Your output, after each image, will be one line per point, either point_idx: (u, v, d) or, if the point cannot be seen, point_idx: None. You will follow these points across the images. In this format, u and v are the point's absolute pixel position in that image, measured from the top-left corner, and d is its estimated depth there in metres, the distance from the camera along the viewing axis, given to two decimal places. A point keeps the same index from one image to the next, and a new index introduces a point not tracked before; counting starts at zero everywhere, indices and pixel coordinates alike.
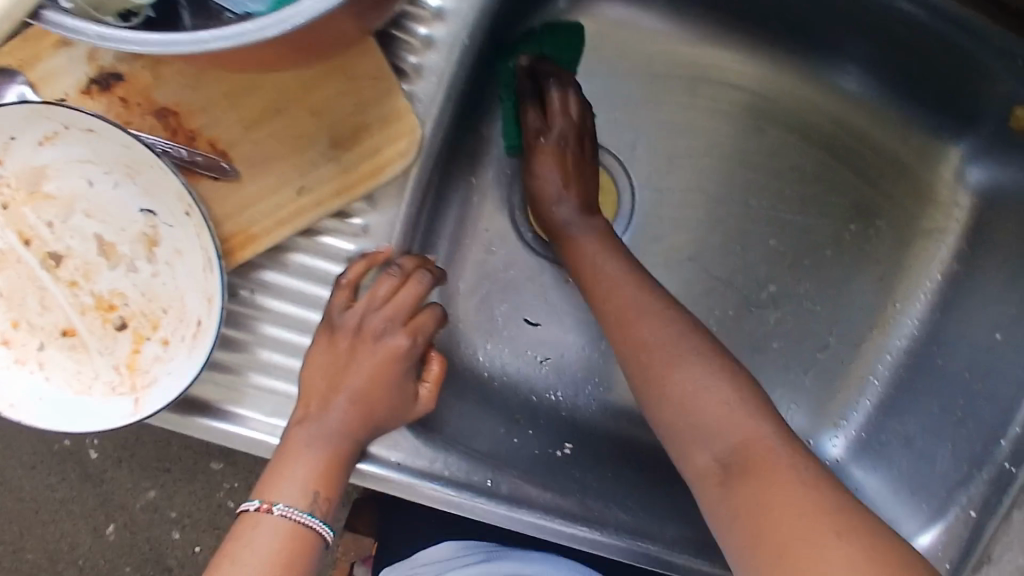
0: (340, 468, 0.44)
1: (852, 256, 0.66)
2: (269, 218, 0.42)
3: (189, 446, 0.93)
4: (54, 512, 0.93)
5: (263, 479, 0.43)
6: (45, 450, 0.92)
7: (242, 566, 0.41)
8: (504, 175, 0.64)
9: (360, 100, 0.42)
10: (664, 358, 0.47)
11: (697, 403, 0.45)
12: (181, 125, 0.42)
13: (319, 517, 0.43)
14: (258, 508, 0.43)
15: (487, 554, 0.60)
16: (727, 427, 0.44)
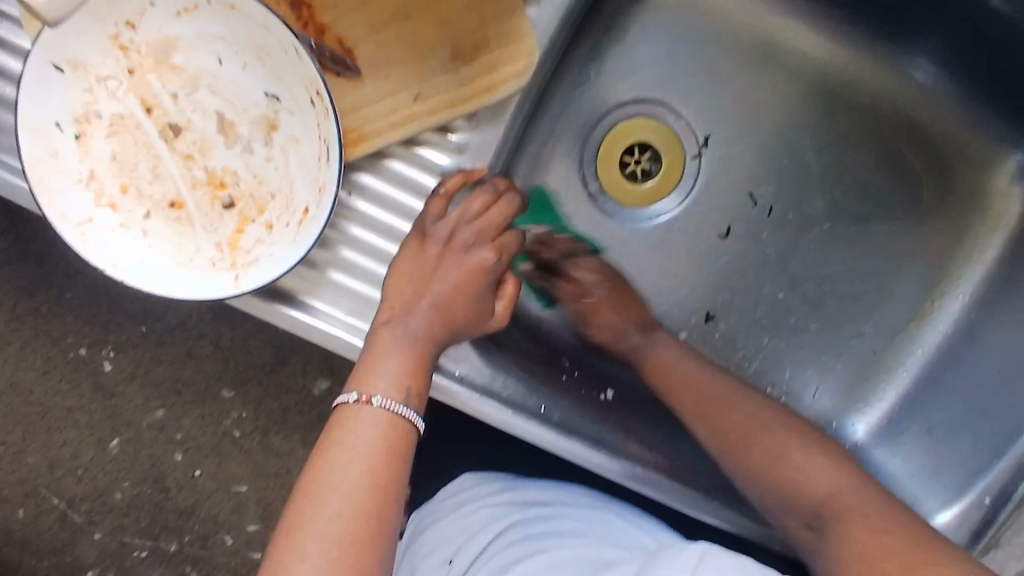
0: (424, 369, 0.46)
1: (899, 247, 0.68)
2: (382, 119, 0.44)
3: (202, 369, 0.90)
4: (61, 419, 0.90)
5: (355, 374, 0.45)
6: (59, 358, 0.89)
7: (350, 449, 0.43)
8: (578, 125, 0.66)
9: (483, 18, 0.44)
10: (768, 432, 0.55)
11: (805, 482, 0.52)
12: (313, 17, 0.43)
13: (412, 409, 0.45)
14: (358, 400, 0.44)
15: (506, 484, 0.62)
16: (824, 483, 0.52)
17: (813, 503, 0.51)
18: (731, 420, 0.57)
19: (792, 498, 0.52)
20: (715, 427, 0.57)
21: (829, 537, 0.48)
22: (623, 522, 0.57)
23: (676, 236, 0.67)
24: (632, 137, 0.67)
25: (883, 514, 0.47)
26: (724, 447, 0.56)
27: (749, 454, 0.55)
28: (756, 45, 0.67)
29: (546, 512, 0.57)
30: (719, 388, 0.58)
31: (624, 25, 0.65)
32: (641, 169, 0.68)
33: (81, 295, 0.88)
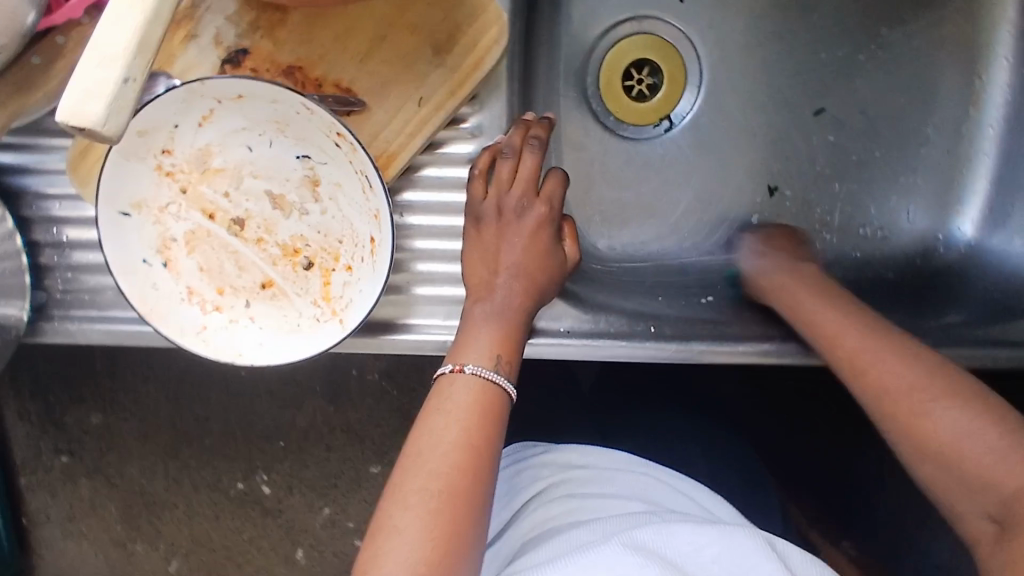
0: (513, 337, 0.49)
1: (921, 45, 0.66)
2: (401, 133, 0.48)
3: (344, 456, 0.95)
4: (245, 552, 0.97)
5: (454, 350, 0.48)
6: (223, 498, 0.96)
7: (449, 412, 0.45)
8: (572, 74, 0.67)
9: (445, 6, 0.47)
10: (983, 448, 0.46)
11: (964, 453, 0.46)
12: (307, 76, 0.48)
13: (503, 376, 0.47)
14: (452, 369, 0.47)
15: (549, 447, 0.62)
16: (969, 447, 0.46)
17: (986, 497, 0.45)
18: (878, 373, 0.50)
19: (963, 489, 0.47)
20: (929, 464, 0.48)
21: (1008, 546, 0.43)
22: (667, 489, 0.56)
23: (705, 132, 0.69)
24: (625, 61, 0.69)
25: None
26: (918, 457, 0.48)
27: (930, 475, 0.48)
28: None
29: (585, 476, 0.57)
30: (910, 362, 0.49)
31: None
32: (647, 86, 0.69)
33: (219, 439, 0.95)
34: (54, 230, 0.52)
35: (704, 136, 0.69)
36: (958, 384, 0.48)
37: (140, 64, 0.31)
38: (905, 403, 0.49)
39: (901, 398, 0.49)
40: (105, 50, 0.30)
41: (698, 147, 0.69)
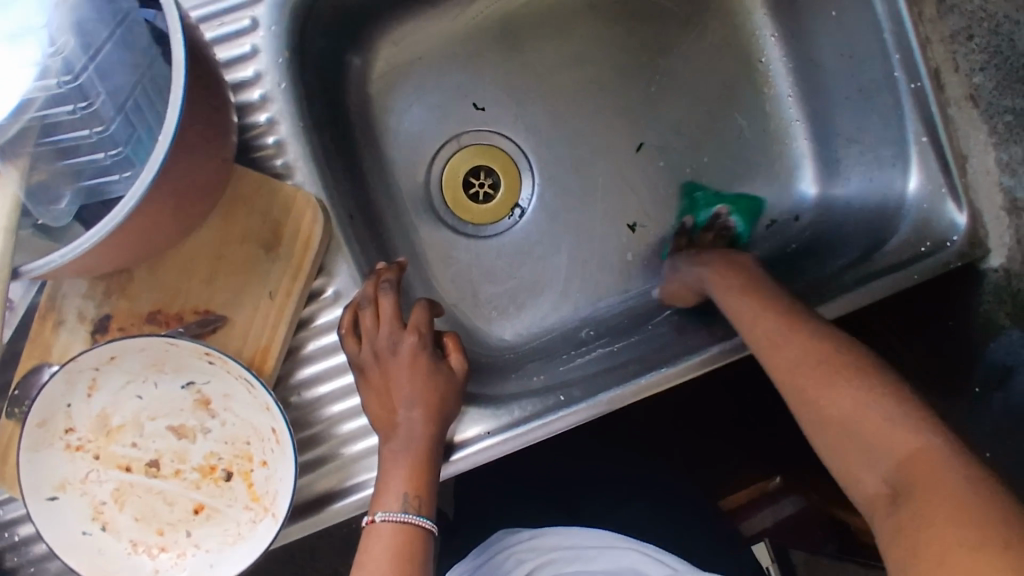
0: (425, 467, 0.53)
1: (699, 58, 0.74)
2: (265, 327, 0.53)
3: None
4: None
5: (378, 497, 0.52)
6: None
7: (374, 560, 0.50)
8: (419, 204, 0.73)
9: (259, 208, 0.53)
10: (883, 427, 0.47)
11: (863, 436, 0.48)
12: (167, 314, 0.53)
13: (413, 513, 0.52)
14: (371, 519, 0.52)
15: (535, 531, 0.68)
16: (861, 416, 0.48)
17: (882, 458, 0.47)
18: (783, 355, 0.54)
19: (864, 470, 0.48)
20: (836, 443, 0.50)
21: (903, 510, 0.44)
22: (651, 560, 0.62)
23: (554, 204, 0.75)
24: (461, 174, 0.74)
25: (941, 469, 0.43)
26: (828, 433, 0.50)
27: (828, 438, 0.50)
28: (482, 43, 0.73)
29: (573, 555, 0.64)
30: (805, 340, 0.54)
31: (382, 117, 0.71)
32: (488, 187, 0.75)
33: None
34: (9, 533, 0.55)
35: (555, 207, 0.75)
36: (844, 368, 0.51)
37: None
38: (799, 369, 0.53)
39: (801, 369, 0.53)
40: None
41: (554, 218, 0.75)
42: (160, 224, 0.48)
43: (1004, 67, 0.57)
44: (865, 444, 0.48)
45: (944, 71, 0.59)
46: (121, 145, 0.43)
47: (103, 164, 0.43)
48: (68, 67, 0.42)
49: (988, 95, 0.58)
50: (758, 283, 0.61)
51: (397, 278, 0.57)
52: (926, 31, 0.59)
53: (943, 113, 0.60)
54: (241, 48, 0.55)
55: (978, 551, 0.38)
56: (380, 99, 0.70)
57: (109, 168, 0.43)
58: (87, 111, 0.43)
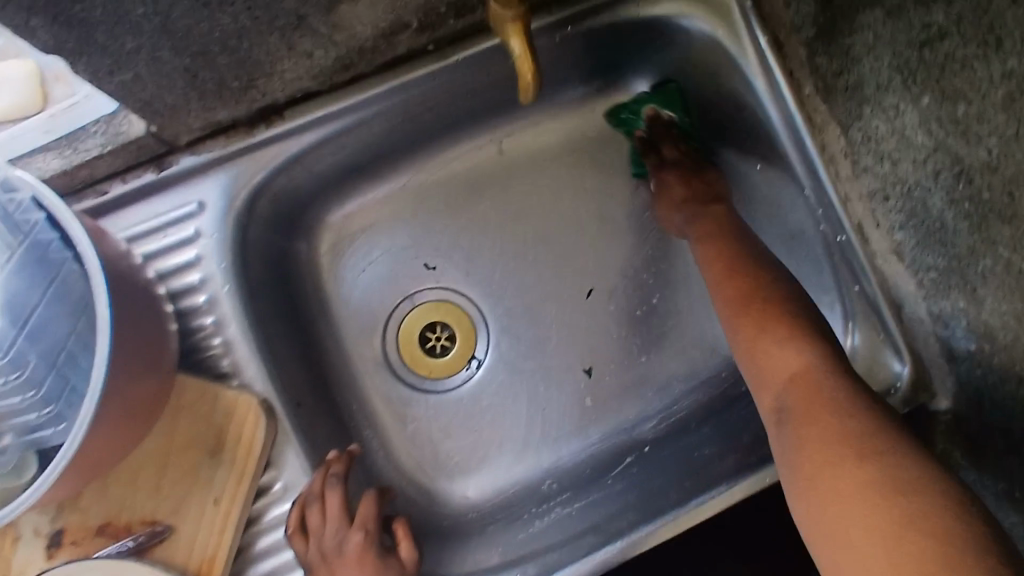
0: None
1: (642, 204, 0.77)
2: (211, 533, 0.53)
3: None
4: None
5: None
6: None
7: None
8: (378, 365, 0.74)
9: (205, 413, 0.55)
10: (839, 417, 0.48)
11: (776, 369, 0.55)
12: (116, 526, 0.53)
13: None
14: None
15: None
16: (793, 363, 0.54)
17: (779, 380, 0.53)
18: (725, 293, 0.62)
19: (767, 394, 0.54)
20: (754, 359, 0.57)
21: (799, 444, 0.48)
22: None
23: (511, 354, 0.76)
24: (416, 331, 0.75)
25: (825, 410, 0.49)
26: (757, 360, 0.56)
27: (753, 349, 0.57)
28: (432, 205, 0.75)
29: None
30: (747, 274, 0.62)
31: (337, 284, 0.73)
32: (444, 341, 0.76)
33: None
34: None
35: (512, 357, 0.76)
36: (781, 317, 0.57)
37: None
38: (743, 318, 0.59)
39: (739, 304, 0.61)
40: None
41: (512, 368, 0.76)
42: (104, 451, 0.49)
43: (921, 228, 0.56)
44: (773, 382, 0.54)
45: (867, 225, 0.62)
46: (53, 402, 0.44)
47: (36, 422, 0.45)
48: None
49: (910, 251, 0.58)
50: (729, 234, 0.66)
51: (345, 470, 0.57)
52: (845, 189, 0.62)
53: (872, 263, 0.62)
54: (183, 257, 0.57)
55: (865, 485, 0.43)
56: (336, 267, 0.73)
57: (42, 423, 0.45)
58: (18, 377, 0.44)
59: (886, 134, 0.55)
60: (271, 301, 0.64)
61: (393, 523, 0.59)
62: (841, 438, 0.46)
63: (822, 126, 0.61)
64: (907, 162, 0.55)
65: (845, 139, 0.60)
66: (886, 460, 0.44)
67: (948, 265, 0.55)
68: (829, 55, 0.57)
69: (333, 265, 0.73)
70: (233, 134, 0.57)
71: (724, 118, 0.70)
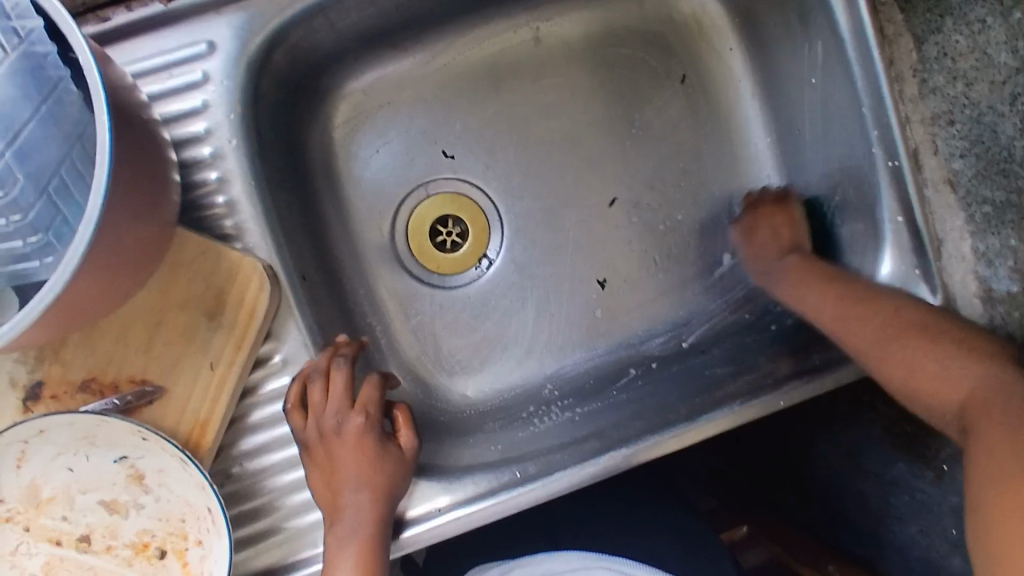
0: (375, 549, 0.52)
1: (677, 112, 0.73)
2: (205, 398, 0.51)
3: None
4: None
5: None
6: None
7: None
8: (383, 251, 0.71)
9: (203, 275, 0.51)
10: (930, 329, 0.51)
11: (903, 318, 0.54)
12: (103, 383, 0.51)
13: None
14: None
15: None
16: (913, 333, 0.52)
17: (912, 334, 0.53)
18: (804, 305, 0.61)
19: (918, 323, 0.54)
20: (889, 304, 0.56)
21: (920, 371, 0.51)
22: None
23: (523, 256, 0.73)
24: (428, 222, 0.72)
25: (931, 361, 0.49)
26: (883, 362, 0.52)
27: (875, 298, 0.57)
28: (457, 86, 0.71)
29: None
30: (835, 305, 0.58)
31: (348, 161, 0.69)
32: (455, 236, 0.73)
33: None
34: None
35: (524, 258, 0.73)
36: (884, 310, 0.54)
37: None
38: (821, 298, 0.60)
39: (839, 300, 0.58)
40: None
41: (523, 269, 0.73)
42: (95, 296, 0.45)
43: (983, 157, 0.53)
44: (934, 400, 0.49)
45: (923, 151, 0.58)
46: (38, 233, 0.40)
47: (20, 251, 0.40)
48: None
49: (965, 183, 0.55)
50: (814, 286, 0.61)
51: (351, 353, 0.55)
52: (907, 110, 0.58)
53: (920, 194, 0.59)
54: (190, 102, 0.52)
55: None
56: (348, 143, 0.69)
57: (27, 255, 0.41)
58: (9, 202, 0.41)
59: (965, 50, 0.51)
60: (280, 167, 0.59)
61: (393, 410, 0.57)
62: (958, 393, 0.47)
63: (894, 39, 0.57)
64: (983, 84, 0.51)
65: (918, 54, 0.56)
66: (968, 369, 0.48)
67: (1005, 200, 0.52)
68: None
69: (345, 142, 0.69)
70: None
71: (783, 26, 0.64)
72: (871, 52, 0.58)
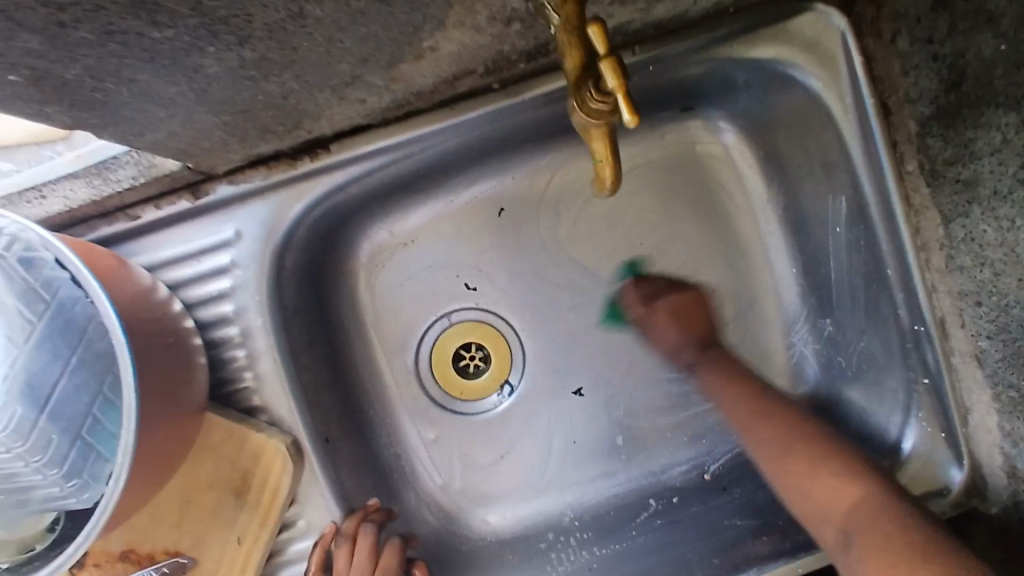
0: None
1: (701, 246, 0.70)
2: (231, 572, 0.54)
3: None
4: None
5: None
6: None
7: None
8: (407, 379, 0.72)
9: (231, 455, 0.54)
10: (889, 524, 0.50)
11: (821, 500, 0.54)
12: (139, 554, 0.54)
13: None
14: None
15: None
16: (847, 498, 0.53)
17: (838, 519, 0.52)
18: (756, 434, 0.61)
19: (823, 521, 0.53)
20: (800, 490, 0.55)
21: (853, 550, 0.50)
22: None
23: (544, 382, 0.73)
24: (450, 349, 0.73)
25: (828, 477, 0.54)
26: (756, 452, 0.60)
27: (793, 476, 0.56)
28: (473, 224, 0.71)
29: None
30: (791, 425, 0.59)
31: (370, 295, 0.70)
32: (479, 360, 0.74)
33: None
34: None
35: (545, 385, 0.73)
36: (783, 410, 0.61)
37: None
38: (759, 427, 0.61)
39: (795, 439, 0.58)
40: None
41: (542, 397, 0.73)
42: (136, 502, 0.48)
43: (1011, 345, 0.51)
44: (820, 501, 0.54)
45: (949, 322, 0.56)
46: (78, 477, 0.44)
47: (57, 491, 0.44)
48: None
49: (993, 363, 0.53)
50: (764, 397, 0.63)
51: (375, 518, 0.58)
52: (934, 280, 0.57)
53: (947, 360, 0.57)
54: (219, 285, 0.55)
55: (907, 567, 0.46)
56: (370, 280, 0.70)
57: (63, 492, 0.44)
58: (41, 462, 0.42)
59: (993, 241, 0.50)
60: (305, 326, 0.61)
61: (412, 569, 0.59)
62: (849, 503, 0.53)
63: (920, 209, 0.56)
64: (1011, 278, 0.50)
65: (944, 230, 0.54)
66: (890, 531, 0.49)
67: None
68: (945, 140, 0.52)
69: (365, 282, 0.70)
70: (275, 166, 0.54)
71: (809, 171, 0.63)
72: (897, 221, 0.57)
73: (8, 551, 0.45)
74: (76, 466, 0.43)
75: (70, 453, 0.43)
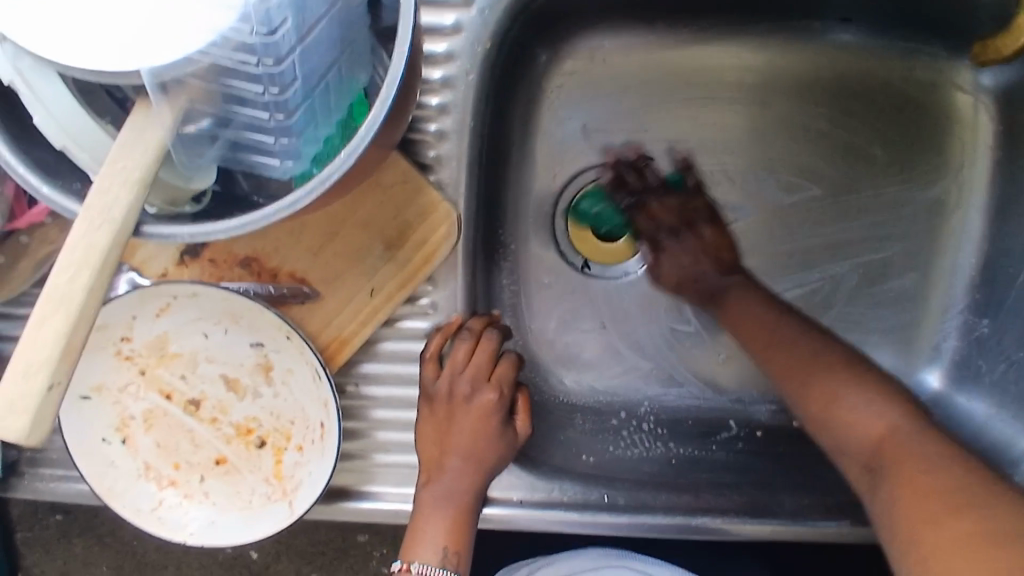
0: (463, 525, 0.52)
1: (894, 196, 0.66)
2: (352, 321, 0.50)
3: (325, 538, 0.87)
4: None
5: (407, 539, 0.52)
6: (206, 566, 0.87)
7: None
8: (542, 215, 0.66)
9: (397, 204, 0.49)
10: (943, 475, 0.45)
11: (852, 428, 0.52)
12: (263, 267, 0.49)
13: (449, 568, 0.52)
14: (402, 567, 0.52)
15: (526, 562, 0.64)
16: (871, 427, 0.51)
17: (861, 446, 0.51)
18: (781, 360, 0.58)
19: (846, 445, 0.52)
20: (822, 410, 0.54)
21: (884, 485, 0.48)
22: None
23: None
24: (593, 205, 0.67)
25: (852, 400, 0.53)
26: (786, 382, 0.57)
27: (820, 418, 0.54)
28: (681, 76, 0.65)
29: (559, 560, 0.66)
30: (858, 386, 0.53)
31: (546, 109, 0.65)
32: (615, 227, 0.68)
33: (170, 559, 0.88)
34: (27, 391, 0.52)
35: None
36: (850, 368, 0.55)
37: (66, 366, 0.32)
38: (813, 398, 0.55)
39: (813, 368, 0.56)
40: (30, 368, 0.31)
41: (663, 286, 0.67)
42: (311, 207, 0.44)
43: None
44: (848, 432, 0.52)
45: None
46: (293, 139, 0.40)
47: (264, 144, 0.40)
48: (268, 18, 0.36)
49: None
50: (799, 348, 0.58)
51: (499, 328, 0.54)
52: None
53: None
54: (442, 19, 0.49)
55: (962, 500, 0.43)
56: (552, 96, 0.65)
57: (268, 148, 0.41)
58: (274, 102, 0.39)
59: None
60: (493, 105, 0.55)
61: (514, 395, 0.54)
62: (872, 436, 0.51)
63: None
64: None
65: None
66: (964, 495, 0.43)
67: None
68: None
69: (549, 96, 0.65)
70: None
71: None
72: None
73: (159, 198, 0.40)
74: (300, 126, 0.40)
75: (305, 106, 0.39)
